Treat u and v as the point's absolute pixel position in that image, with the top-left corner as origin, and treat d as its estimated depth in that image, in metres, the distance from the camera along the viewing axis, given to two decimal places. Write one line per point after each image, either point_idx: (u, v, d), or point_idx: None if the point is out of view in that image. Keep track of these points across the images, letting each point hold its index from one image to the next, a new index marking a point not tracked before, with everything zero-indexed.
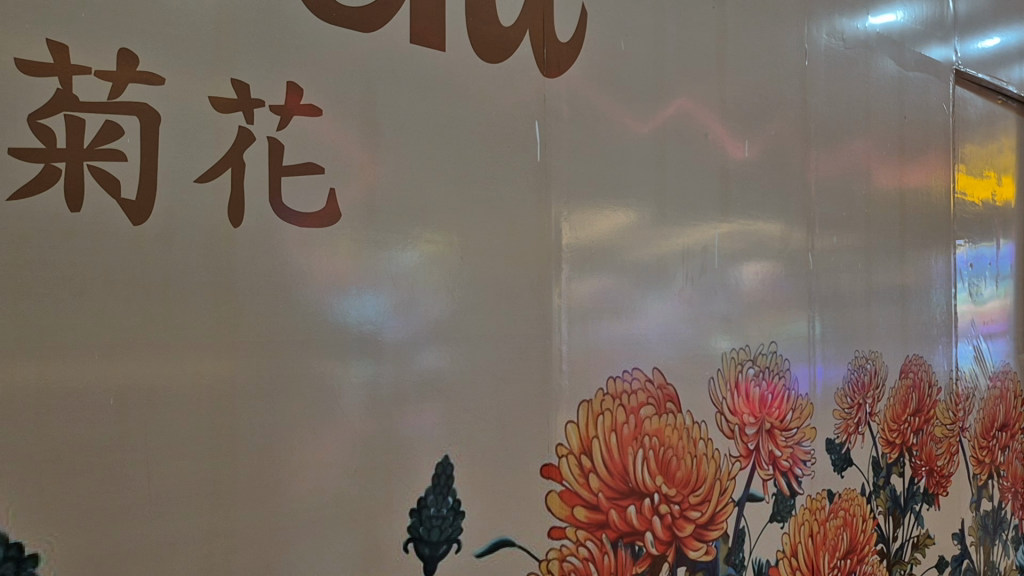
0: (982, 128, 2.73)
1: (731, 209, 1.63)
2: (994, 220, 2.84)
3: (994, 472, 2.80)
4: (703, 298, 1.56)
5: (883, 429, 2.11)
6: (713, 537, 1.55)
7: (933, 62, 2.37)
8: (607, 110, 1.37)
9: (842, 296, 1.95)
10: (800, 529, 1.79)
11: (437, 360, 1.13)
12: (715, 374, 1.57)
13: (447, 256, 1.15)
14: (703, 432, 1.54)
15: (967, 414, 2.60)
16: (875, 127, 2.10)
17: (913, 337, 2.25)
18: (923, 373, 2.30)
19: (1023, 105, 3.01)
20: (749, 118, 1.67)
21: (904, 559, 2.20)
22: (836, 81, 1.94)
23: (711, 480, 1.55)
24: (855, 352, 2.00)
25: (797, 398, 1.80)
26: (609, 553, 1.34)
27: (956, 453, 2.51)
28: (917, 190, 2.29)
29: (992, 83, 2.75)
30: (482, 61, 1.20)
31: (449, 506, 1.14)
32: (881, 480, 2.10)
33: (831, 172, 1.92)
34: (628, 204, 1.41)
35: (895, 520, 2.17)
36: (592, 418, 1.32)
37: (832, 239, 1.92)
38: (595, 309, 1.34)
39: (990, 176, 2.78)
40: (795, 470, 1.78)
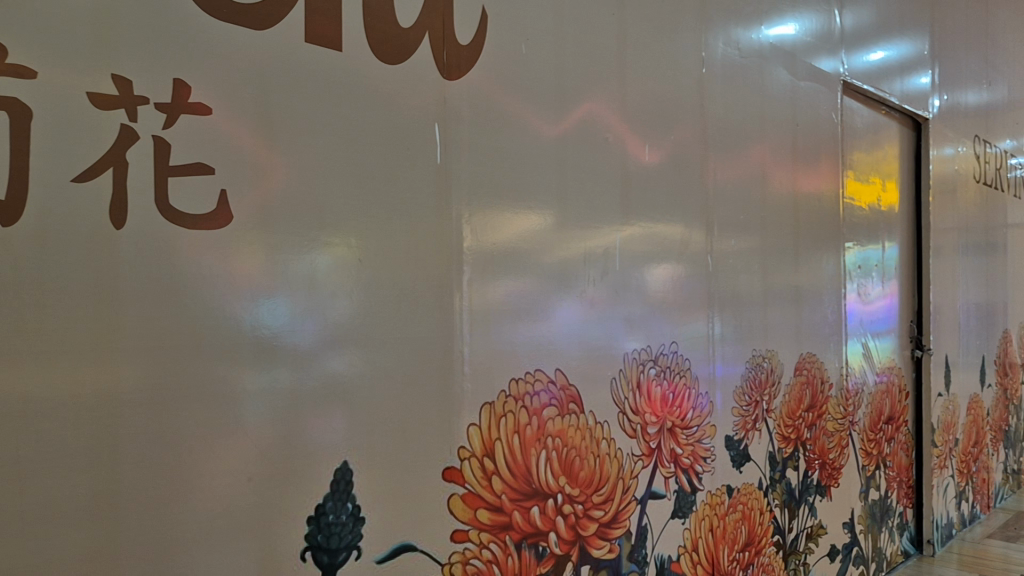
0: (866, 137, 2.87)
1: (633, 213, 1.66)
2: (880, 224, 2.98)
3: (881, 464, 2.95)
4: (606, 300, 1.58)
5: (778, 425, 2.19)
6: (616, 535, 1.58)
7: (823, 73, 2.48)
8: (507, 113, 1.38)
9: (739, 297, 2.02)
10: (700, 524, 1.84)
11: (335, 364, 1.11)
12: (617, 374, 1.60)
13: (345, 260, 1.13)
14: (606, 432, 1.56)
15: (857, 408, 2.73)
16: (770, 133, 2.18)
17: (806, 336, 2.34)
18: (816, 370, 2.40)
19: (904, 116, 3.18)
20: (648, 123, 1.71)
21: (798, 550, 2.29)
22: (732, 90, 2.00)
23: (614, 480, 1.58)
24: (752, 351, 2.07)
25: (698, 397, 1.84)
26: (513, 555, 1.35)
27: (847, 446, 2.62)
28: (809, 195, 2.38)
29: (877, 95, 2.89)
30: (381, 62, 1.19)
31: (348, 513, 1.12)
32: (777, 474, 2.18)
33: (727, 177, 1.98)
34: (531, 207, 1.42)
35: (790, 512, 2.25)
36: (494, 421, 1.33)
37: (729, 242, 1.98)
38: (497, 313, 1.35)
39: (875, 182, 2.93)
40: (696, 467, 1.83)
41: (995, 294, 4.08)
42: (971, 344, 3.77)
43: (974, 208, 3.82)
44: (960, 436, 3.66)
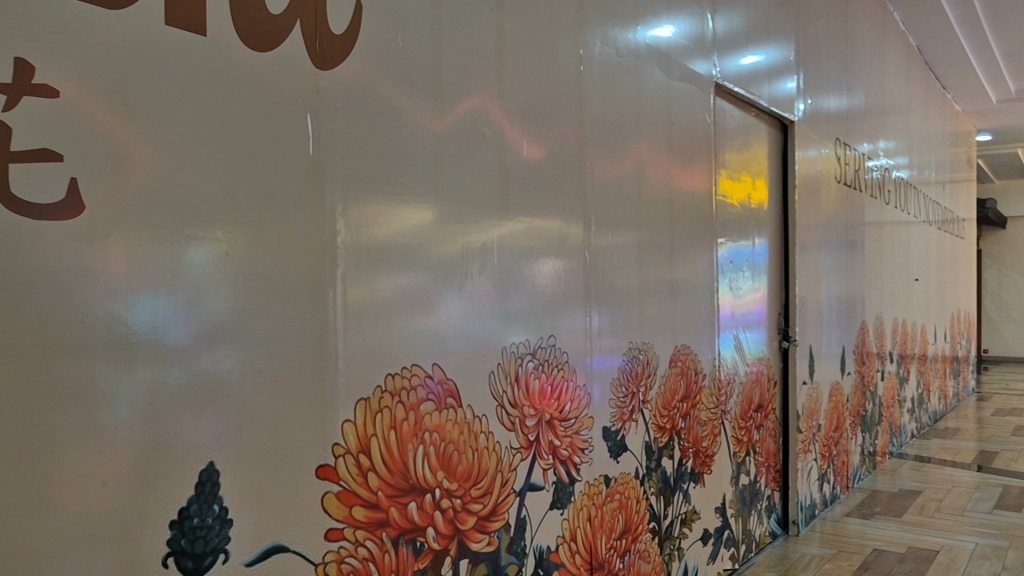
0: (737, 137, 2.99)
1: (511, 209, 1.67)
2: (750, 220, 3.12)
3: (750, 450, 3.09)
4: (484, 294, 1.59)
5: (654, 415, 2.26)
6: (494, 528, 1.59)
7: (697, 75, 2.57)
8: (382, 106, 1.36)
9: (616, 291, 2.07)
10: (578, 514, 1.88)
11: (201, 361, 1.07)
12: (496, 368, 1.61)
13: (211, 253, 1.09)
14: (484, 426, 1.57)
15: (728, 398, 2.84)
16: (646, 132, 2.24)
17: (680, 329, 2.42)
18: (690, 362, 2.48)
19: (772, 118, 3.34)
20: (526, 118, 1.72)
21: (673, 535, 2.37)
22: (609, 88, 2.04)
23: (493, 473, 1.59)
24: (629, 343, 2.13)
25: (576, 389, 1.88)
26: (390, 551, 1.34)
27: (719, 434, 2.73)
28: (683, 191, 2.46)
29: (747, 97, 3.01)
30: (249, 49, 1.14)
31: (214, 515, 1.08)
32: (653, 463, 2.25)
33: (605, 174, 2.02)
34: (407, 201, 1.41)
35: (665, 499, 2.33)
36: (370, 416, 1.31)
37: (606, 237, 2.02)
38: (372, 309, 1.33)
39: (746, 180, 3.06)
40: (574, 458, 1.87)
41: (854, 288, 4.35)
42: (833, 335, 4.00)
43: (835, 207, 4.06)
44: (823, 422, 3.88)
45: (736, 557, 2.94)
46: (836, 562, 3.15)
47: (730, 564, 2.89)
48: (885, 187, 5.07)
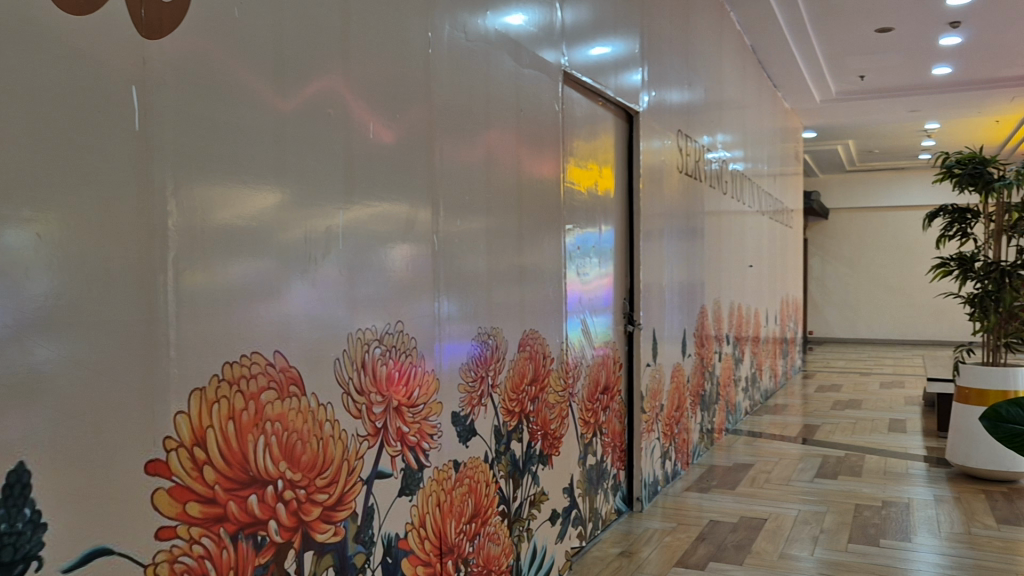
0: (584, 126, 3.06)
1: (356, 192, 1.63)
2: (597, 208, 3.20)
3: (597, 431, 3.19)
4: (330, 279, 1.55)
5: (503, 399, 2.29)
6: (340, 518, 1.56)
7: (545, 62, 2.60)
8: (217, 80, 1.29)
9: (465, 276, 2.07)
10: (428, 500, 1.87)
11: (9, 352, 0.98)
12: (341, 354, 1.57)
13: (22, 233, 0.99)
14: (329, 414, 1.53)
15: (576, 381, 2.92)
16: (495, 118, 2.25)
17: (529, 314, 2.46)
18: (538, 346, 2.53)
19: (618, 108, 3.44)
20: (372, 98, 1.68)
21: (522, 517, 2.41)
22: (458, 72, 2.03)
23: (339, 462, 1.56)
24: (478, 329, 2.14)
25: (424, 374, 1.87)
26: (228, 547, 1.28)
27: (566, 416, 2.80)
28: (532, 177, 2.49)
29: (594, 87, 3.09)
30: (63, 12, 1.05)
31: (25, 520, 0.99)
32: (502, 446, 2.28)
33: (454, 159, 2.01)
34: (245, 182, 1.35)
35: (514, 482, 2.37)
36: (206, 408, 1.25)
37: (455, 222, 2.02)
38: (208, 294, 1.27)
39: (592, 167, 3.14)
40: (422, 445, 1.86)
41: (694, 274, 4.57)
42: (674, 319, 4.19)
43: (676, 197, 4.23)
44: (665, 402, 4.06)
45: (583, 535, 3.04)
46: (676, 534, 3.31)
47: (577, 542, 2.98)
48: (722, 178, 5.35)
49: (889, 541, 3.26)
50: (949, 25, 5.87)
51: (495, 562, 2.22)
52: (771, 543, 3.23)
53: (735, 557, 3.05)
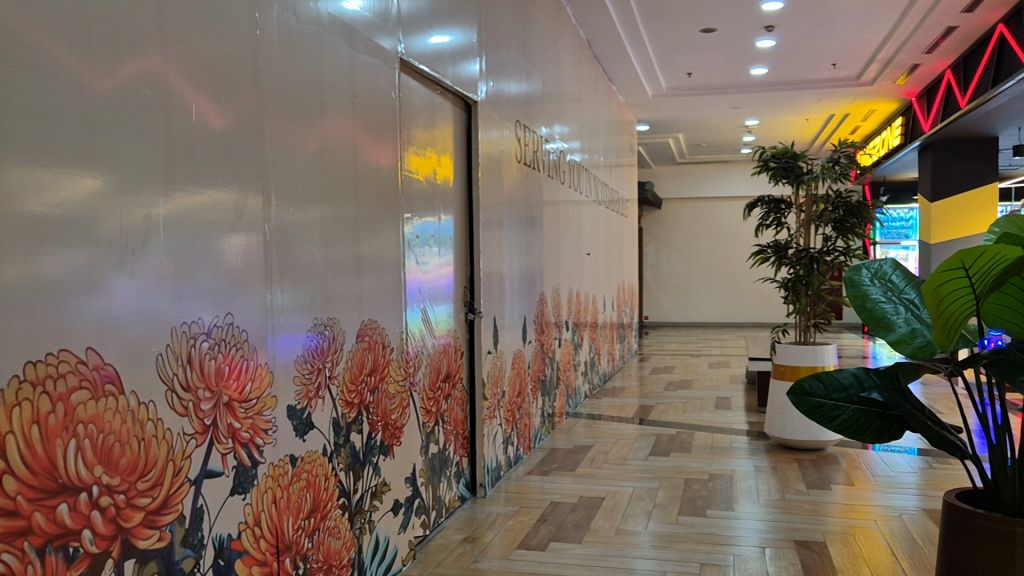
0: (422, 115, 3.05)
1: (178, 179, 1.54)
2: (436, 197, 3.20)
3: (439, 420, 3.20)
4: (151, 270, 1.46)
5: (341, 390, 2.24)
6: (166, 521, 1.49)
7: (381, 49, 2.55)
8: (10, 54, 1.18)
9: (299, 267, 2.01)
10: (262, 498, 1.81)
11: None
12: (164, 349, 1.49)
13: None
14: (151, 413, 1.45)
15: (416, 370, 2.91)
16: (328, 105, 2.19)
17: (367, 304, 2.42)
18: (377, 336, 2.50)
19: (456, 97, 3.44)
20: (195, 79, 1.60)
21: (363, 508, 2.39)
22: (287, 55, 1.96)
23: (163, 463, 1.48)
24: (314, 319, 2.09)
25: (257, 367, 1.80)
26: (35, 562, 1.19)
27: (407, 405, 2.79)
28: (369, 165, 2.45)
29: (432, 75, 3.07)
30: None
31: None
32: (341, 438, 2.24)
33: (286, 147, 1.95)
34: (49, 166, 1.24)
35: (355, 474, 2.34)
36: (4, 413, 1.15)
37: (288, 211, 1.96)
38: (5, 289, 1.16)
39: (431, 156, 3.13)
40: (256, 440, 1.80)
41: (533, 262, 4.66)
42: (514, 307, 4.26)
43: (515, 186, 4.29)
44: (506, 388, 4.13)
45: (427, 523, 3.05)
46: (518, 517, 3.39)
47: (421, 531, 2.98)
48: (560, 168, 5.47)
49: (715, 511, 3.48)
50: (765, 29, 6.27)
51: (336, 557, 2.18)
52: (608, 520, 3.36)
53: (575, 536, 3.16)
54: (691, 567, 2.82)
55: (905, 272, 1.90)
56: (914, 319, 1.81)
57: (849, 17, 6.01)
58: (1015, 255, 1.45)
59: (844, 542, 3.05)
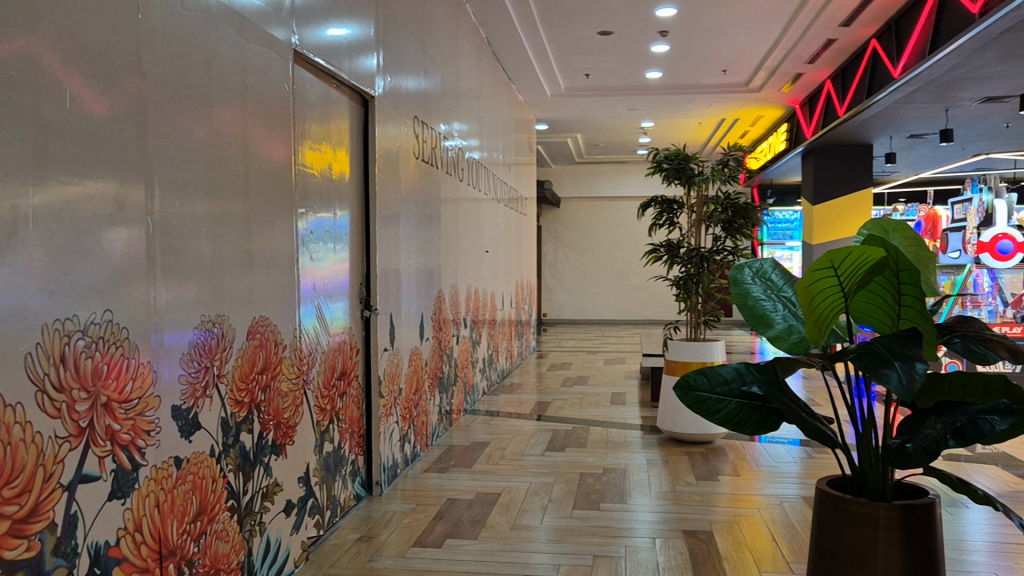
0: (317, 109, 2.99)
1: (51, 169, 1.47)
2: (331, 192, 3.14)
3: (334, 418, 3.15)
4: (19, 264, 1.39)
5: (230, 389, 2.18)
6: (36, 530, 1.42)
7: (273, 39, 2.49)
8: None
9: (186, 261, 1.95)
10: (144, 501, 1.75)
11: None
12: (34, 348, 1.42)
13: None
14: (19, 416, 1.38)
15: (310, 367, 2.86)
16: (217, 95, 2.12)
17: (258, 301, 2.36)
18: (268, 333, 2.44)
19: (353, 91, 3.39)
20: (70, 64, 1.52)
21: (253, 510, 2.33)
22: (172, 42, 1.89)
23: (33, 468, 1.41)
24: (201, 316, 2.02)
25: (139, 366, 1.74)
26: None
27: (301, 403, 2.74)
28: (260, 158, 2.38)
29: (327, 68, 3.02)
30: None
31: None
32: (229, 438, 2.18)
33: (171, 137, 1.88)
34: None
35: (245, 475, 2.28)
36: None
37: (173, 204, 1.89)
38: None
39: (326, 150, 3.07)
40: (137, 442, 1.73)
41: (431, 259, 4.64)
42: (412, 304, 4.23)
43: (413, 183, 4.27)
44: (403, 385, 4.10)
45: (321, 524, 3.00)
46: (415, 515, 3.37)
47: (314, 531, 2.93)
48: (459, 165, 5.47)
49: (608, 504, 3.56)
50: (659, 33, 6.44)
51: (223, 560, 2.12)
52: (504, 515, 3.39)
53: (471, 532, 3.17)
54: (584, 559, 2.87)
55: (783, 271, 1.98)
56: (791, 315, 1.90)
57: (738, 26, 6.24)
58: (878, 256, 1.53)
59: (729, 530, 3.18)
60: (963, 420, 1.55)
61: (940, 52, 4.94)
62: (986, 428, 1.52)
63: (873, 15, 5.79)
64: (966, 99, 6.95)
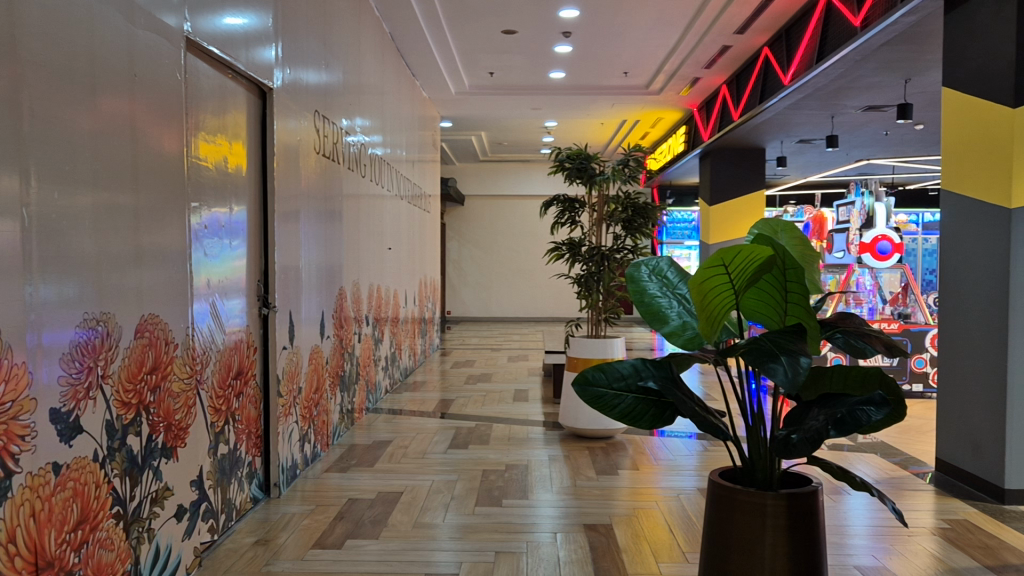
0: (212, 100, 2.90)
1: None
2: (227, 186, 3.05)
3: (229, 419, 3.06)
4: None
5: (116, 390, 2.09)
6: None
7: (164, 26, 2.39)
8: None
9: (67, 256, 1.85)
10: (18, 511, 1.65)
11: None
12: None
13: None
14: None
15: (204, 367, 2.77)
16: (102, 82, 2.02)
17: (147, 298, 2.27)
18: (159, 331, 2.35)
19: (250, 83, 3.30)
20: None
21: (141, 516, 2.24)
22: (52, 24, 1.80)
23: None
24: (84, 314, 1.92)
25: (12, 367, 1.64)
26: None
27: (194, 404, 2.64)
28: (150, 148, 2.29)
29: (223, 57, 2.92)
30: None
31: None
32: (116, 442, 2.09)
33: (51, 124, 1.78)
34: None
35: (132, 480, 2.18)
36: None
37: (53, 195, 1.79)
38: None
39: (221, 143, 2.97)
40: (10, 448, 1.63)
41: (331, 256, 4.55)
42: (311, 301, 4.14)
43: (313, 178, 4.18)
44: (303, 385, 4.02)
45: (215, 528, 2.90)
46: (314, 516, 3.31)
47: (208, 536, 2.84)
48: (361, 161, 5.38)
49: (510, 501, 3.58)
50: (563, 34, 6.51)
51: (107, 570, 2.03)
52: (406, 514, 3.36)
53: (372, 532, 3.13)
54: (486, 556, 2.88)
55: (678, 269, 2.04)
56: (685, 312, 1.96)
57: (639, 29, 6.38)
58: (766, 254, 1.59)
59: (628, 523, 3.25)
60: (843, 410, 1.64)
61: (826, 61, 5.18)
62: (864, 419, 1.63)
63: (765, 23, 6.01)
64: (850, 107, 7.32)
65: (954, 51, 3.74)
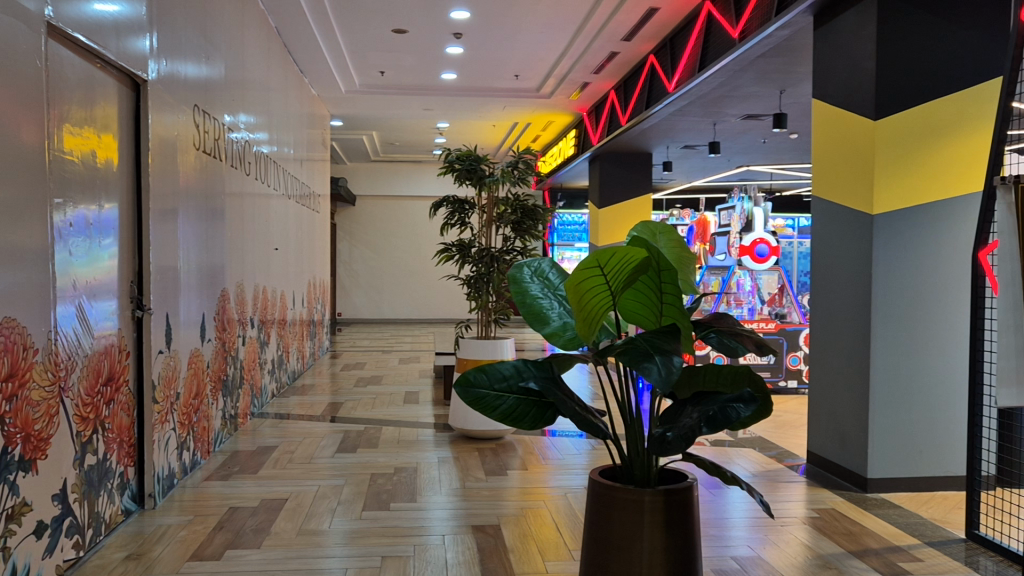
0: (78, 91, 2.74)
1: None
2: (96, 181, 2.89)
3: (98, 427, 2.90)
4: None
5: None
6: None
7: (23, 9, 2.25)
8: None
9: None
10: None
11: None
12: None
13: None
14: None
15: (69, 373, 2.62)
16: None
17: (3, 300, 2.12)
18: (16, 336, 2.20)
19: (122, 73, 3.14)
20: None
21: None
22: None
23: None
24: None
25: None
26: None
27: (56, 413, 2.49)
28: (5, 139, 2.14)
29: (90, 46, 2.77)
30: None
31: None
32: None
33: None
34: None
35: None
36: None
37: None
38: None
39: (89, 135, 2.82)
40: None
41: (213, 257, 4.39)
42: (191, 303, 3.98)
43: (193, 175, 4.01)
44: (181, 390, 3.85)
45: (80, 544, 2.75)
46: (191, 527, 3.17)
47: (72, 553, 2.68)
48: (245, 159, 5.21)
49: (399, 504, 3.54)
50: (453, 35, 6.50)
51: None
52: (290, 522, 3.28)
53: (253, 541, 3.03)
54: (372, 561, 2.83)
55: (560, 270, 2.06)
56: (566, 313, 1.98)
57: (528, 33, 6.43)
58: (640, 256, 1.63)
59: (516, 523, 3.27)
60: (715, 408, 1.68)
61: (707, 70, 5.36)
62: (734, 415, 1.67)
63: (650, 32, 6.18)
64: (729, 115, 7.61)
65: (823, 65, 3.94)
